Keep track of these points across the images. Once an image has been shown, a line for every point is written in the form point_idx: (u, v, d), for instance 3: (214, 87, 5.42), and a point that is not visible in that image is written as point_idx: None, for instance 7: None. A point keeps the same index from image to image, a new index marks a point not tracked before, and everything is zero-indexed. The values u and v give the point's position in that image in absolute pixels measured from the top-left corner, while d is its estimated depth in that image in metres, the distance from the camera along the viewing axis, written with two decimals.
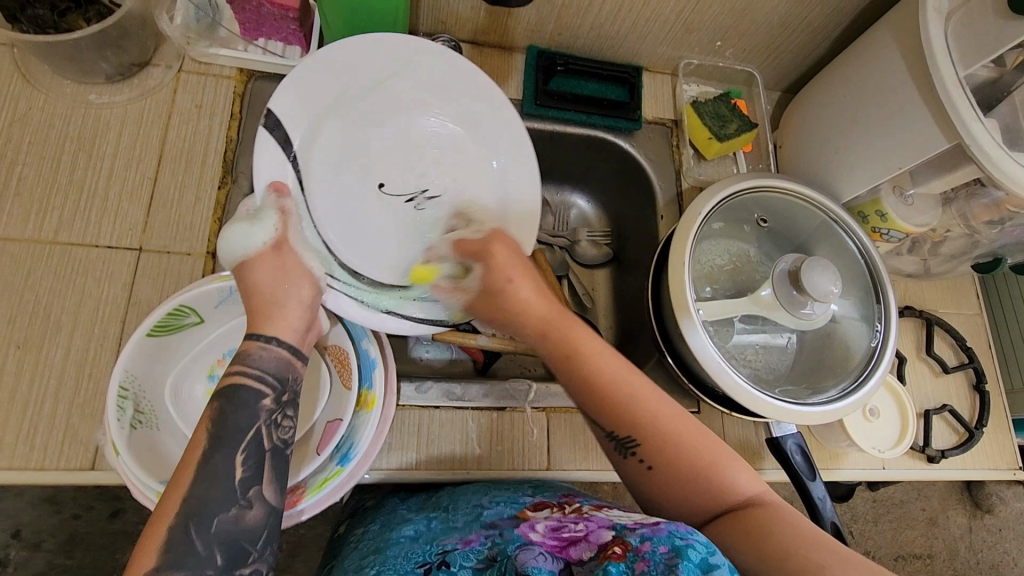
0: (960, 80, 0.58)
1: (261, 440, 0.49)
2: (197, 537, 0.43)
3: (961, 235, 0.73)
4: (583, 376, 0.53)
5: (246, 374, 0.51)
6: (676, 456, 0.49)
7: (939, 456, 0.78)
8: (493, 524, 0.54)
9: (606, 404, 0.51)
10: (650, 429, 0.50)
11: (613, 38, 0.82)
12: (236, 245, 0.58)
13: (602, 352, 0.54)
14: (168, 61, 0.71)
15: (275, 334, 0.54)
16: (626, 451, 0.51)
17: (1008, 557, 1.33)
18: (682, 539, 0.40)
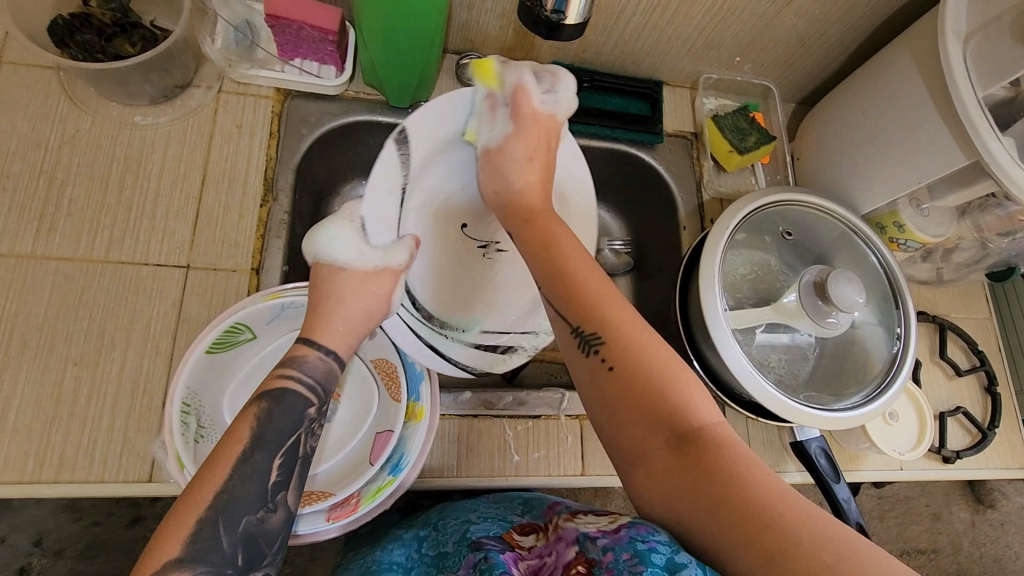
0: (979, 100, 0.60)
1: (297, 445, 0.49)
2: (224, 535, 0.41)
3: (974, 243, 0.76)
4: (558, 275, 0.53)
5: (296, 378, 0.51)
6: (639, 364, 0.46)
7: (954, 456, 0.80)
8: (479, 546, 0.53)
9: (580, 304, 0.50)
10: (620, 338, 0.47)
11: (636, 54, 0.84)
12: (331, 246, 0.58)
13: (580, 257, 0.54)
14: (209, 82, 0.73)
15: (332, 348, 0.55)
16: (589, 349, 0.48)
17: (1011, 550, 1.35)
18: (643, 542, 0.39)
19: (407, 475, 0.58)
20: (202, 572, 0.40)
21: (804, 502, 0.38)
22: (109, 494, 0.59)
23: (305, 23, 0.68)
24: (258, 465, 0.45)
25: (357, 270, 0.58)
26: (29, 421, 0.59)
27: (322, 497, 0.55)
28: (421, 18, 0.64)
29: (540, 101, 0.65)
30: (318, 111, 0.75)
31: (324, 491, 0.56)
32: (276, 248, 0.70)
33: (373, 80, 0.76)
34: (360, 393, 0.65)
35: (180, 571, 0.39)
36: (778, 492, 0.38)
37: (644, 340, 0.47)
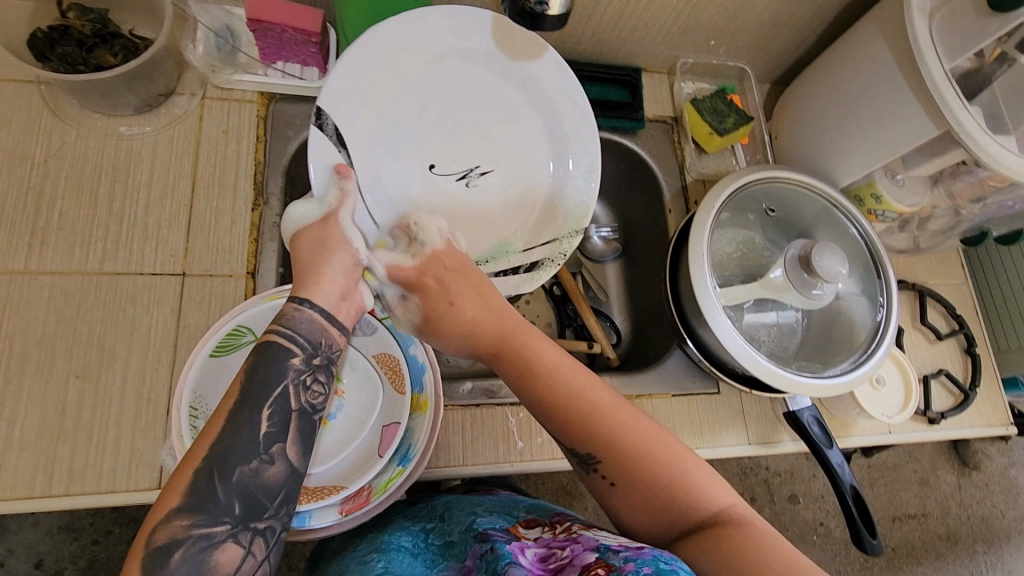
0: (945, 72, 0.63)
1: (287, 399, 0.47)
2: (219, 485, 0.43)
3: (948, 211, 0.79)
4: (539, 387, 0.52)
5: (277, 333, 0.49)
6: (647, 472, 0.49)
7: (939, 417, 0.84)
8: (486, 536, 0.55)
9: (565, 424, 0.51)
10: (612, 446, 0.50)
11: (613, 43, 0.86)
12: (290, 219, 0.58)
13: (562, 362, 0.53)
14: (192, 89, 0.73)
15: (307, 295, 0.52)
16: (589, 468, 0.51)
17: (997, 510, 1.40)
18: (668, 563, 0.41)
19: (416, 465, 0.59)
20: (202, 521, 0.42)
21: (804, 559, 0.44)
22: (120, 503, 0.59)
23: (287, 26, 0.68)
24: (246, 419, 0.45)
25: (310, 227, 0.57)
26: (34, 438, 0.59)
27: (334, 491, 0.56)
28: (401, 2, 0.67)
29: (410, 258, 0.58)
30: (303, 113, 0.75)
31: (337, 485, 0.58)
32: (271, 251, 0.70)
33: None
34: (365, 388, 0.65)
35: (181, 519, 0.42)
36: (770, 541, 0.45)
37: (643, 448, 0.50)
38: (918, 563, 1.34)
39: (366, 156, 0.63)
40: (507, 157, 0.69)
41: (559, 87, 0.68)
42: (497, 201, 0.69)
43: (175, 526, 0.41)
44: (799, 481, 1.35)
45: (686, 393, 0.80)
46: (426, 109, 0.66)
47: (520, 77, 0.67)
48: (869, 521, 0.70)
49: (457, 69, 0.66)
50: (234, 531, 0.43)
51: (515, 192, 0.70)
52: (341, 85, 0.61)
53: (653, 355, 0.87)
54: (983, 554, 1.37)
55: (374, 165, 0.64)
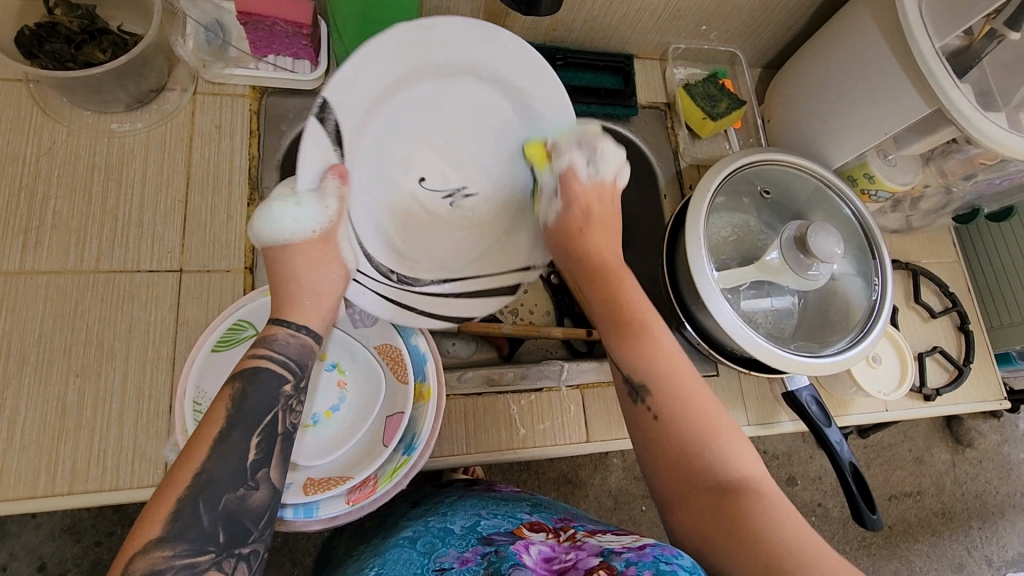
0: (936, 51, 0.64)
1: (274, 424, 0.47)
2: (204, 513, 0.42)
3: (939, 189, 0.80)
4: (622, 312, 0.55)
5: (269, 357, 0.49)
6: (689, 418, 0.50)
7: (935, 393, 0.85)
8: (489, 540, 0.55)
9: (634, 349, 0.53)
10: (670, 385, 0.51)
11: (605, 30, 0.85)
12: (273, 227, 0.53)
13: (643, 303, 0.56)
14: (183, 84, 0.72)
15: (303, 322, 0.52)
16: (637, 398, 0.52)
17: (991, 486, 1.43)
18: (668, 563, 0.41)
19: (421, 454, 0.59)
20: (183, 551, 0.41)
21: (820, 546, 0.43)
22: (125, 500, 0.59)
23: (278, 18, 0.68)
24: (235, 444, 0.45)
25: (301, 242, 0.53)
26: (36, 437, 0.59)
27: (341, 481, 0.57)
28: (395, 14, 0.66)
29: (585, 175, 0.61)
30: (296, 106, 0.75)
31: (342, 475, 0.58)
32: None
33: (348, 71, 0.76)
34: (365, 377, 0.65)
35: (161, 550, 0.40)
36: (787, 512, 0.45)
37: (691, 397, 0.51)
38: (914, 540, 1.36)
39: (355, 164, 0.59)
40: (494, 183, 0.66)
41: (559, 123, 0.63)
42: (479, 223, 0.66)
43: (155, 556, 0.40)
44: (796, 463, 1.37)
45: None
46: (422, 125, 0.63)
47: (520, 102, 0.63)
48: (868, 496, 0.71)
49: (464, 88, 0.62)
50: (218, 558, 0.42)
51: (499, 217, 0.67)
52: (345, 86, 0.56)
53: None
54: (978, 529, 1.39)
55: (359, 173, 0.60)
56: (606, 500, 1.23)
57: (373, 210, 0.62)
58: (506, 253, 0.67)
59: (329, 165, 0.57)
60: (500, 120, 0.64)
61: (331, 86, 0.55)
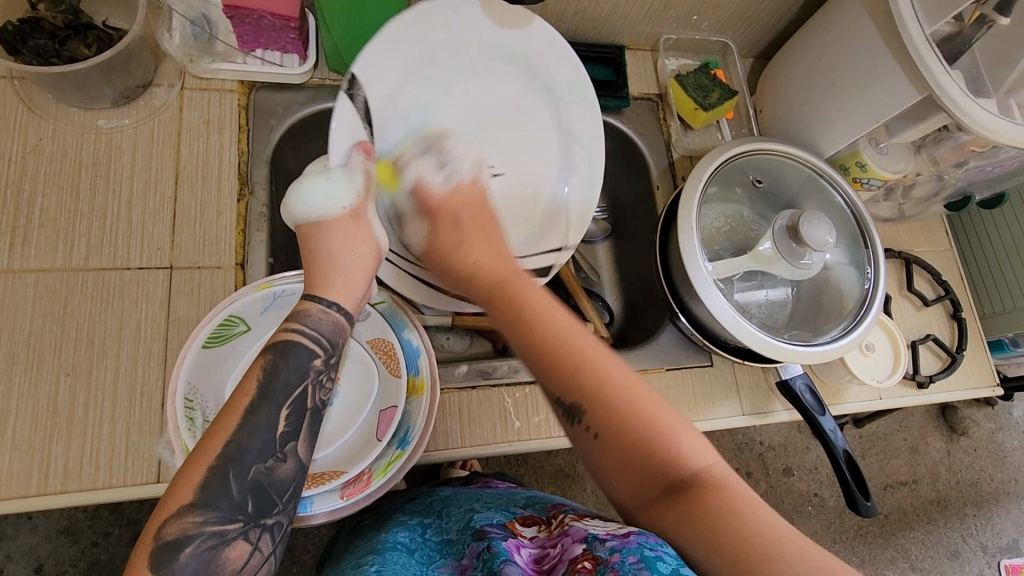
0: (926, 36, 0.64)
1: (304, 398, 0.48)
2: (234, 481, 0.43)
3: (931, 177, 0.81)
4: (527, 329, 0.49)
5: (301, 332, 0.49)
6: (625, 429, 0.46)
7: (928, 381, 0.85)
8: (483, 534, 0.55)
9: (552, 366, 0.48)
10: (600, 395, 0.47)
11: (595, 21, 0.85)
12: (305, 202, 0.52)
13: (548, 312, 0.50)
14: (170, 79, 0.72)
15: (336, 300, 0.51)
16: (573, 419, 0.47)
17: (985, 473, 1.44)
18: (653, 549, 0.42)
19: (415, 448, 0.59)
20: (213, 519, 0.42)
21: (790, 529, 0.42)
22: (118, 498, 0.59)
23: (265, 11, 0.67)
24: (265, 420, 0.45)
25: (337, 220, 0.52)
26: (28, 436, 0.59)
27: (334, 476, 0.56)
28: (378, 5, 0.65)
29: (441, 179, 0.60)
30: (285, 100, 0.74)
31: (337, 469, 0.58)
32: (259, 241, 0.69)
33: (336, 65, 0.75)
34: (359, 373, 0.65)
35: (194, 515, 0.42)
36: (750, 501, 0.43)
37: (625, 406, 0.46)
38: (910, 529, 1.36)
39: (383, 141, 0.61)
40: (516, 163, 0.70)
41: (579, 103, 0.68)
42: (504, 203, 0.69)
43: (187, 522, 0.41)
44: (792, 453, 1.38)
45: (679, 367, 0.80)
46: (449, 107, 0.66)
47: (542, 83, 0.68)
48: (862, 484, 0.71)
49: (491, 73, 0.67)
50: (246, 528, 0.43)
51: (520, 197, 0.70)
52: (375, 62, 0.59)
53: (645, 332, 0.87)
54: (973, 517, 1.40)
55: (387, 151, 0.62)
56: (603, 494, 1.23)
57: None
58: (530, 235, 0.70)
59: (357, 141, 0.59)
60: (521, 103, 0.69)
61: (360, 61, 0.58)
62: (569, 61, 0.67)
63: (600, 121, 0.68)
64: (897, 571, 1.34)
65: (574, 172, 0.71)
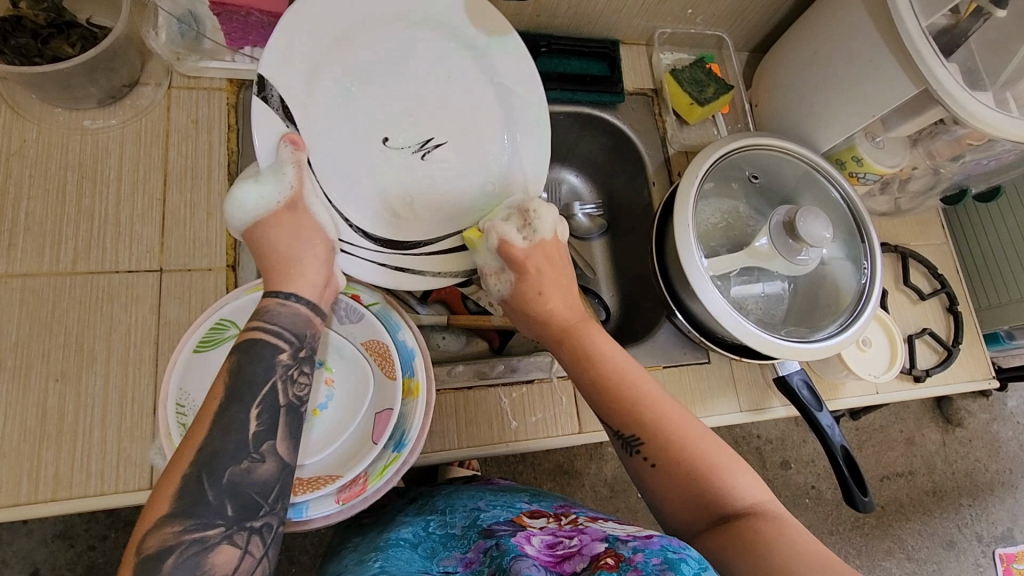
0: (923, 30, 0.63)
1: (276, 395, 0.47)
2: (209, 488, 0.42)
3: (927, 171, 0.80)
4: (595, 376, 0.55)
5: (265, 330, 0.49)
6: (681, 461, 0.50)
7: (924, 375, 0.85)
8: (491, 532, 0.55)
9: (617, 405, 0.53)
10: (659, 429, 0.51)
11: (589, 16, 0.84)
12: (241, 208, 0.55)
13: (616, 356, 0.56)
14: (157, 78, 0.70)
15: (293, 291, 0.52)
16: (631, 450, 0.52)
17: (981, 464, 1.44)
18: (676, 553, 0.41)
19: (411, 450, 0.59)
20: (193, 525, 0.41)
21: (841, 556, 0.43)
22: (110, 505, 0.58)
23: (254, 8, 0.66)
24: (235, 418, 0.45)
25: (274, 214, 0.56)
26: (17, 443, 0.58)
27: (330, 480, 0.56)
28: None
29: (524, 240, 0.61)
30: None
31: (332, 474, 0.57)
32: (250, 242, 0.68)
33: None
34: (348, 377, 0.63)
35: (173, 525, 0.41)
36: (796, 530, 0.45)
37: (685, 439, 0.51)
38: (907, 520, 1.37)
39: (316, 134, 0.62)
40: (460, 127, 0.68)
41: (504, 53, 0.67)
42: (452, 173, 0.68)
43: (167, 532, 0.40)
44: (789, 447, 1.38)
45: (676, 365, 0.80)
46: (375, 82, 0.65)
47: (463, 38, 0.67)
48: (859, 479, 0.71)
49: (405, 44, 0.66)
50: (229, 532, 0.42)
51: (467, 163, 0.69)
52: (281, 60, 0.59)
53: (642, 329, 0.87)
54: (969, 507, 1.41)
55: (321, 142, 0.62)
56: (603, 489, 1.23)
57: (352, 174, 0.64)
58: (487, 198, 0.69)
59: (283, 134, 0.59)
60: (449, 61, 0.67)
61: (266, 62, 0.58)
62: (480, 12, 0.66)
63: (531, 63, 0.67)
64: (893, 562, 1.35)
65: (521, 122, 0.69)
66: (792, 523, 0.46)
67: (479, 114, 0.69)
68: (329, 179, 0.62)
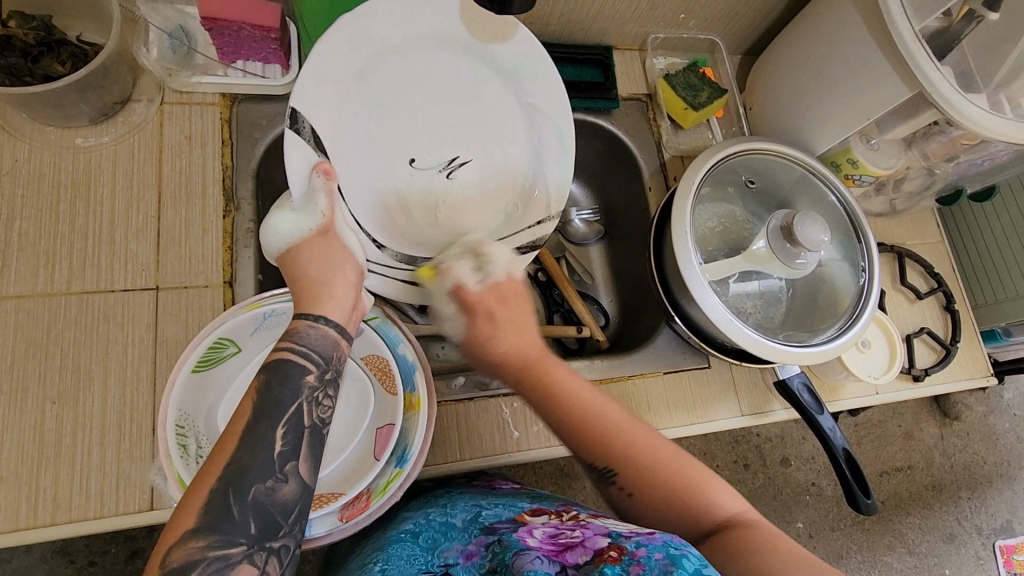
0: (916, 32, 0.63)
1: (301, 416, 0.46)
2: (235, 504, 0.42)
3: (921, 171, 0.81)
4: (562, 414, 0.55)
5: (294, 351, 0.48)
6: (660, 487, 0.52)
7: (923, 374, 0.85)
8: (492, 529, 0.56)
9: (584, 442, 0.54)
10: (630, 460, 0.53)
11: (582, 22, 0.84)
12: (273, 233, 0.55)
13: (577, 389, 0.56)
14: (150, 94, 0.70)
15: (323, 313, 0.51)
16: (607, 481, 0.53)
17: (978, 457, 1.45)
18: (678, 549, 0.42)
19: (414, 465, 0.58)
20: (217, 542, 0.40)
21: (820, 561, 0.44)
22: (111, 527, 0.58)
23: (244, 23, 0.65)
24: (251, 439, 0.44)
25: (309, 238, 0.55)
26: (15, 468, 0.57)
27: (332, 498, 0.56)
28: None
29: (478, 281, 0.61)
30: (269, 112, 0.73)
31: (335, 491, 0.57)
32: (247, 258, 0.68)
33: None
34: (355, 389, 0.64)
35: (197, 540, 0.40)
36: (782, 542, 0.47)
37: (658, 464, 0.53)
38: (906, 514, 1.37)
39: (346, 161, 0.61)
40: (482, 144, 0.68)
41: (534, 72, 0.65)
42: (475, 193, 0.68)
43: (191, 547, 0.40)
44: (789, 445, 1.38)
45: (676, 370, 0.80)
46: (402, 104, 0.64)
47: (488, 58, 0.65)
48: (862, 481, 0.71)
49: (429, 64, 0.64)
50: (250, 551, 0.41)
51: (490, 184, 0.69)
52: (313, 86, 0.58)
53: (641, 334, 0.87)
54: (967, 500, 1.41)
55: (353, 165, 0.62)
56: None
57: (376, 195, 0.64)
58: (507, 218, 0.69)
59: (315, 163, 0.58)
60: (473, 82, 0.66)
61: (297, 94, 0.57)
62: (509, 31, 0.64)
63: (559, 84, 0.65)
64: (895, 556, 1.35)
65: (544, 139, 0.68)
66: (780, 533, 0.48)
67: (505, 133, 0.68)
68: (356, 205, 0.62)
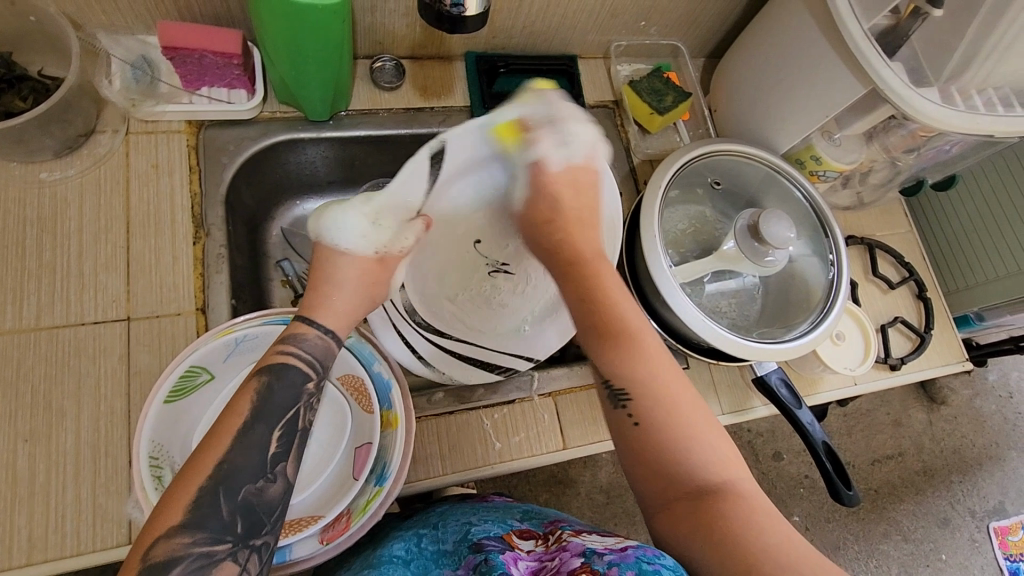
0: (866, 32, 0.65)
1: (296, 419, 0.49)
2: (225, 502, 0.43)
3: (885, 163, 0.82)
4: (599, 312, 0.54)
5: (295, 354, 0.51)
6: (665, 425, 0.50)
7: (900, 363, 0.86)
8: (480, 547, 0.54)
9: (609, 347, 0.53)
10: (648, 387, 0.51)
11: (544, 33, 0.85)
12: (338, 230, 0.57)
13: (621, 299, 0.56)
14: (114, 125, 0.70)
15: (332, 326, 0.54)
16: (616, 402, 0.52)
17: (966, 440, 1.47)
18: (650, 564, 0.42)
19: (394, 482, 0.58)
20: (203, 539, 0.42)
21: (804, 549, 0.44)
22: (89, 563, 0.57)
23: (206, 50, 0.66)
24: (258, 438, 0.46)
25: (363, 257, 0.57)
26: None
27: (311, 521, 0.56)
28: (328, 27, 0.61)
29: (560, 158, 0.63)
30: (235, 137, 0.73)
31: (314, 515, 0.57)
32: (219, 284, 0.68)
33: (286, 98, 0.74)
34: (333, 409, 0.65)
35: (182, 536, 0.41)
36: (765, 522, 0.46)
37: (672, 403, 0.51)
38: (900, 501, 1.39)
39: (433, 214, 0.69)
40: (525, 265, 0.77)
41: None
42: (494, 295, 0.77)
43: (176, 542, 0.41)
44: (780, 438, 1.39)
45: None
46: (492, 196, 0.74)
47: None
48: (843, 474, 0.72)
49: None
50: (235, 548, 0.43)
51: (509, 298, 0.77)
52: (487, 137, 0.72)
53: None
54: (959, 483, 1.43)
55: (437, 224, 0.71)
56: (598, 496, 1.24)
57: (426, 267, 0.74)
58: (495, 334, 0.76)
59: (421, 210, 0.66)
60: None
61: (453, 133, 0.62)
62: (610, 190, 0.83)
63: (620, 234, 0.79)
64: (891, 544, 1.36)
65: None
66: (767, 509, 0.47)
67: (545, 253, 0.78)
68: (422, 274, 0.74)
